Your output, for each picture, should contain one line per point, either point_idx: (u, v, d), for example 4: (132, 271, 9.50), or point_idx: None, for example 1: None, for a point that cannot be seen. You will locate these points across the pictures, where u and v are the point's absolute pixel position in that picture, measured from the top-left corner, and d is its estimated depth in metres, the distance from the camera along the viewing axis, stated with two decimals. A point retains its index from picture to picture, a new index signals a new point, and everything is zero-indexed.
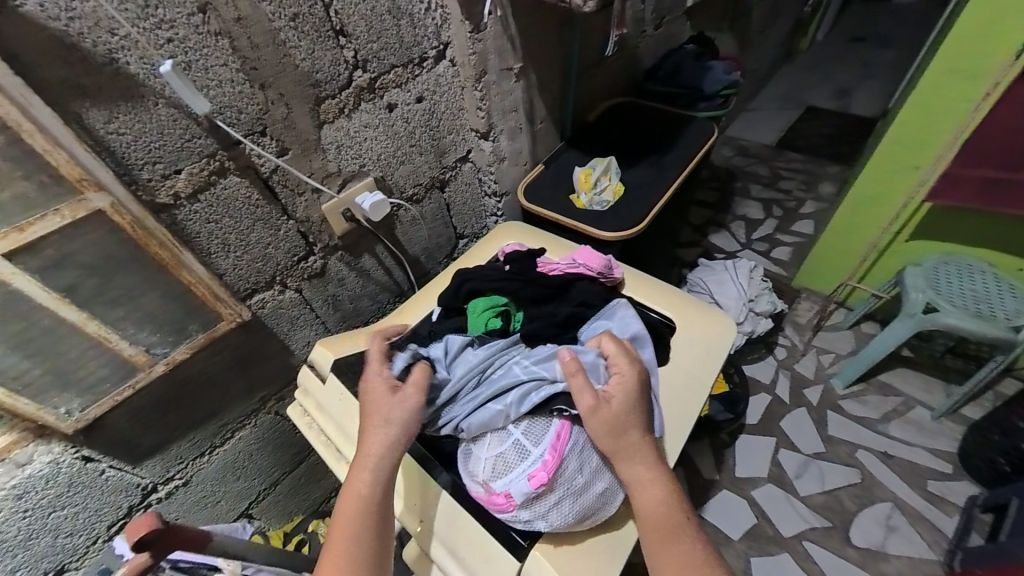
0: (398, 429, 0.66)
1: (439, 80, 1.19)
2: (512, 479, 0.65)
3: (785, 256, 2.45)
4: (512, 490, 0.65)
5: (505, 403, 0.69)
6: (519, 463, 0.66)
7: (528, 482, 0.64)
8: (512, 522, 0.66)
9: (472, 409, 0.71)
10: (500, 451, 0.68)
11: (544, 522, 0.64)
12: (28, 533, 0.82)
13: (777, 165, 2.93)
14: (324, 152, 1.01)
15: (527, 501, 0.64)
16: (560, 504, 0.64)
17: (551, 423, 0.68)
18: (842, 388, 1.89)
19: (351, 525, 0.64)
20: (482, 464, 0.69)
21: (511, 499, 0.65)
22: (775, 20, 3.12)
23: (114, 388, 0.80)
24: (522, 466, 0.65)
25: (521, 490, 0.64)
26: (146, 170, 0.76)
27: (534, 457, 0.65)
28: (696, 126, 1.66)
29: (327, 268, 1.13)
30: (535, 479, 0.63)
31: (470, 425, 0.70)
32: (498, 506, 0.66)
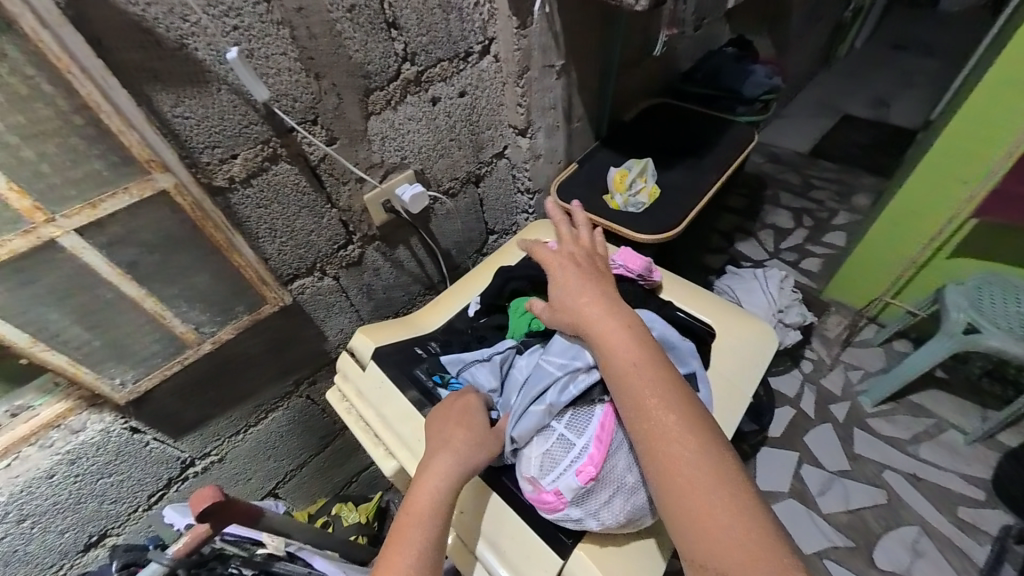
0: (477, 435, 0.69)
1: (482, 75, 1.20)
2: (559, 474, 0.65)
3: (815, 267, 2.39)
4: (560, 485, 0.64)
5: (547, 401, 0.68)
6: (566, 457, 0.65)
7: (576, 477, 0.64)
8: (561, 519, 0.66)
9: (517, 413, 0.70)
10: (545, 448, 0.67)
11: (595, 520, 0.64)
12: (77, 497, 0.86)
13: (810, 174, 2.86)
14: (369, 143, 1.02)
15: (575, 496, 0.64)
16: (610, 502, 0.64)
17: (594, 414, 0.68)
18: (871, 406, 1.84)
19: (421, 523, 0.62)
20: (528, 462, 0.68)
21: (561, 496, 0.64)
22: (814, 24, 3.03)
23: (164, 363, 0.83)
24: (568, 461, 0.65)
25: (570, 485, 0.64)
26: (206, 153, 0.78)
27: (580, 451, 0.65)
28: (734, 131, 1.64)
29: (364, 257, 1.15)
30: (584, 474, 0.63)
31: (517, 433, 0.68)
32: (548, 504, 0.65)
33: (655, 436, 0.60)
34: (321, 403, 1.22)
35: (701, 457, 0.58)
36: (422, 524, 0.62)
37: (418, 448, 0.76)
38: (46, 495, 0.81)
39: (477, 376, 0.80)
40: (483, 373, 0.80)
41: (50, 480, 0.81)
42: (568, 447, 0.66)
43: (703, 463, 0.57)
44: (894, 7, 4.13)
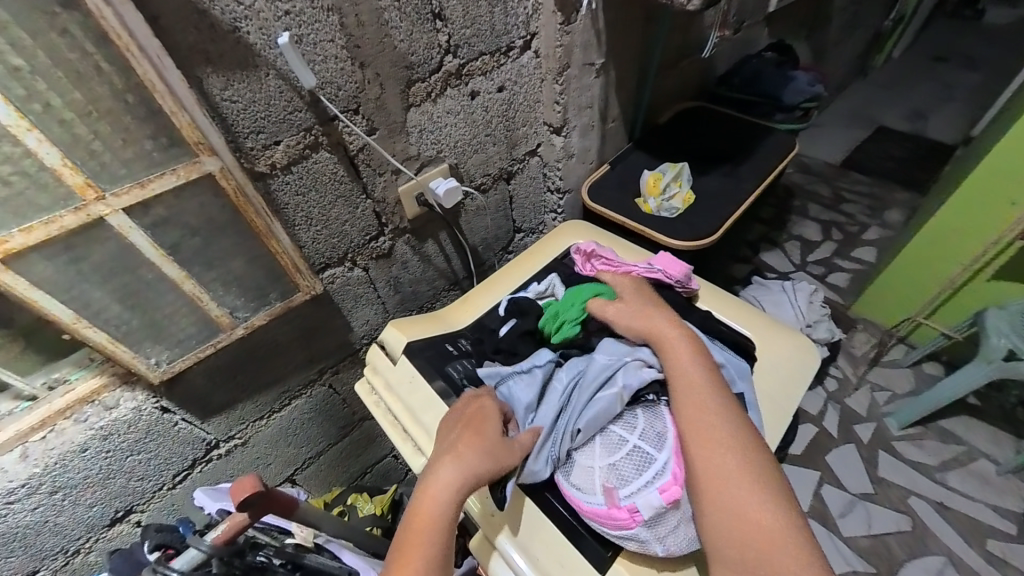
0: (493, 447, 0.66)
1: (521, 70, 1.18)
2: (637, 491, 0.63)
3: (843, 282, 2.32)
4: (638, 502, 0.62)
5: (619, 386, 0.69)
6: (643, 474, 0.64)
7: (659, 495, 0.62)
8: (625, 539, 0.64)
9: (584, 404, 0.69)
10: (616, 458, 0.66)
11: (662, 544, 0.63)
12: (107, 472, 0.87)
13: (841, 186, 2.77)
14: (407, 135, 1.01)
15: (654, 516, 0.62)
16: (681, 527, 0.62)
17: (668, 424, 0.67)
18: (897, 429, 1.77)
19: (429, 535, 0.60)
20: (597, 474, 0.66)
21: (637, 515, 0.62)
22: (854, 31, 2.94)
23: (198, 345, 0.84)
24: (650, 477, 0.63)
25: (651, 504, 0.62)
26: (250, 138, 0.77)
27: (663, 469, 0.63)
28: (772, 139, 1.59)
29: (394, 250, 1.14)
30: (669, 493, 0.61)
31: (585, 425, 0.67)
32: (618, 521, 0.63)
33: (698, 426, 0.64)
34: (343, 393, 1.22)
35: (743, 459, 0.62)
36: (429, 535, 0.60)
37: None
38: (78, 469, 0.82)
39: (515, 391, 0.76)
40: (521, 388, 0.76)
41: (83, 454, 0.82)
42: (648, 465, 0.64)
43: (744, 465, 0.62)
44: (937, 15, 3.98)
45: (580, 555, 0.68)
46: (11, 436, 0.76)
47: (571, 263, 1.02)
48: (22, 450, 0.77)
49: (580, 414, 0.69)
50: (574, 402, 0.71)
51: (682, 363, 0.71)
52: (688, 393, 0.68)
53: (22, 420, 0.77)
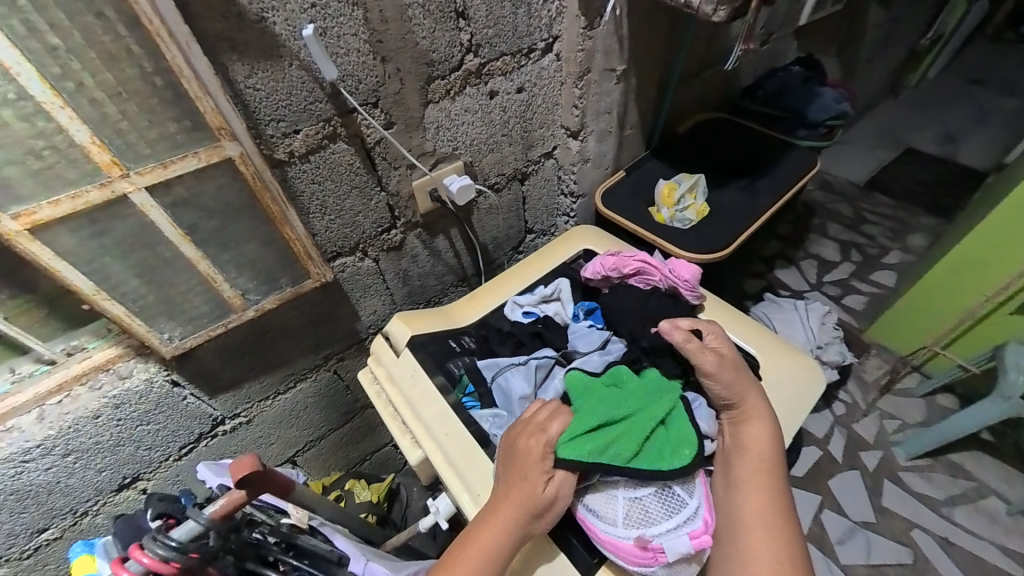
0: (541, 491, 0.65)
1: (542, 72, 1.18)
2: (667, 532, 0.63)
3: (859, 305, 2.27)
4: (665, 545, 0.63)
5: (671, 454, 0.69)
6: (674, 519, 0.64)
7: (686, 540, 0.64)
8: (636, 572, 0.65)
9: None
10: (642, 498, 0.66)
11: None
12: (117, 440, 0.90)
13: (863, 207, 2.71)
14: (424, 131, 1.02)
15: (677, 559, 0.63)
16: (690, 567, 0.65)
17: (693, 475, 0.70)
18: (904, 459, 1.73)
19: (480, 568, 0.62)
20: (622, 510, 0.66)
21: (662, 556, 0.63)
22: (887, 49, 2.87)
23: (210, 324, 0.86)
24: (682, 522, 0.64)
25: (678, 549, 0.63)
26: (271, 126, 0.79)
27: (694, 515, 0.65)
28: (793, 156, 1.57)
29: (405, 243, 1.16)
30: (699, 541, 0.63)
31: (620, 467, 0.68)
32: (641, 559, 0.63)
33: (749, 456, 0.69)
34: (346, 379, 1.25)
35: (787, 552, 0.63)
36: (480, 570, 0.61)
37: (448, 442, 0.76)
38: (90, 435, 0.86)
39: (512, 381, 0.79)
40: (518, 379, 0.79)
41: (96, 421, 0.85)
42: (679, 510, 0.65)
43: (787, 558, 0.62)
44: (978, 36, 3.85)
45: (569, 561, 0.69)
46: (30, 398, 0.80)
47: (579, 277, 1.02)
48: (39, 412, 0.81)
49: None
50: None
51: (759, 441, 0.70)
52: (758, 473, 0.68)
53: (41, 384, 0.82)
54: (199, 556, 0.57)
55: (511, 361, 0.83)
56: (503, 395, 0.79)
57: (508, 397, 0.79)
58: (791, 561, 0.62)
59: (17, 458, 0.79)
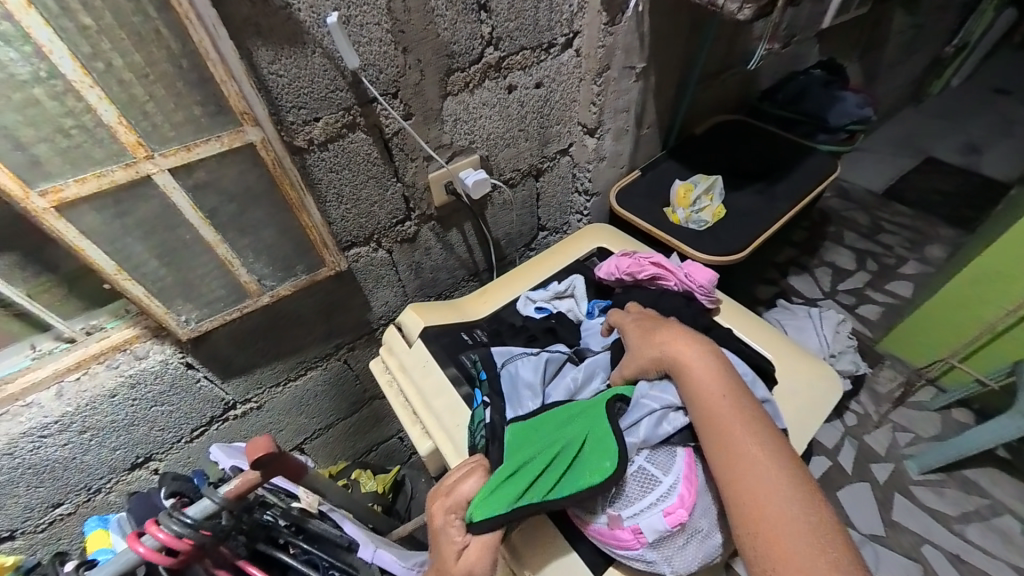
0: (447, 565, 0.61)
1: (561, 68, 1.18)
2: (641, 512, 0.62)
3: (873, 315, 2.23)
4: (642, 524, 0.62)
5: (639, 435, 0.65)
6: (645, 496, 0.63)
7: (663, 518, 0.61)
8: (629, 557, 0.64)
9: None
10: (618, 480, 0.65)
11: (669, 565, 0.63)
12: (131, 419, 0.91)
13: (881, 215, 2.66)
14: (442, 123, 1.02)
15: (658, 539, 0.62)
16: (686, 549, 0.62)
17: (675, 453, 0.65)
18: (916, 473, 1.69)
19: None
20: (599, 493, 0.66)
21: (640, 536, 0.62)
22: (911, 55, 2.81)
23: (225, 308, 0.87)
24: (654, 499, 0.62)
25: (655, 527, 0.61)
26: (292, 113, 0.80)
27: (668, 491, 0.62)
28: (812, 160, 1.54)
29: (419, 235, 1.16)
30: (674, 517, 0.61)
31: None
32: (623, 541, 0.63)
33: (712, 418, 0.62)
34: (356, 369, 1.25)
35: (796, 502, 0.53)
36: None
37: (457, 433, 0.76)
38: (105, 413, 0.87)
39: (520, 370, 0.78)
40: (527, 368, 0.78)
41: (111, 400, 0.87)
42: (651, 488, 0.63)
43: (799, 510, 0.53)
44: (1004, 45, 3.76)
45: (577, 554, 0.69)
46: (49, 374, 0.81)
47: (592, 276, 1.02)
48: (57, 388, 0.83)
49: None
50: None
51: (711, 395, 0.64)
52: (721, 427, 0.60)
53: (60, 360, 0.83)
54: (211, 535, 0.58)
55: (523, 351, 0.82)
56: (511, 383, 0.77)
57: (515, 386, 0.77)
58: (806, 513, 0.52)
59: (35, 433, 0.81)
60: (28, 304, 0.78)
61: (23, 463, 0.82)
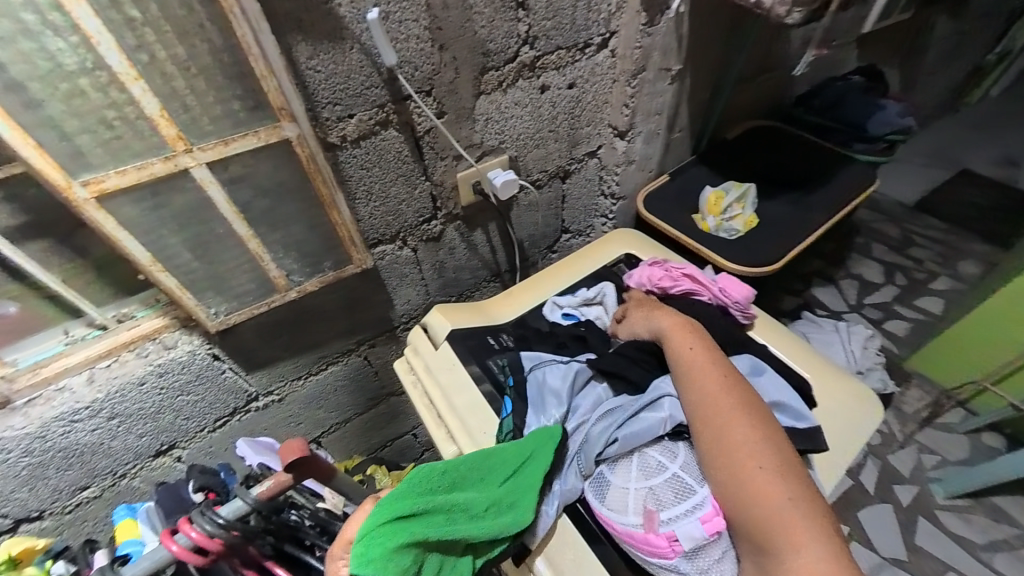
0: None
1: (595, 69, 1.15)
2: (678, 518, 0.59)
3: (901, 331, 2.15)
4: (678, 531, 0.58)
5: (666, 412, 0.67)
6: (681, 501, 0.60)
7: (699, 526, 0.58)
8: (659, 569, 0.60)
9: (625, 419, 0.68)
10: (651, 483, 0.62)
11: None
12: (157, 408, 0.92)
13: (911, 228, 2.57)
14: (473, 122, 1.01)
15: (694, 548, 0.58)
16: (724, 565, 0.58)
17: None
18: (942, 497, 1.63)
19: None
20: (630, 497, 0.63)
21: (675, 544, 0.58)
22: (951, 62, 2.70)
23: (253, 302, 0.87)
24: (691, 506, 0.59)
25: (691, 534, 0.58)
26: (327, 109, 0.79)
27: (707, 496, 0.60)
28: (849, 170, 1.49)
29: (444, 234, 1.15)
30: (712, 524, 0.58)
31: (624, 435, 0.66)
32: (655, 550, 0.58)
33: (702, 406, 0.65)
34: (375, 366, 1.25)
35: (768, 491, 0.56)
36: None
37: (483, 440, 0.74)
38: (133, 401, 0.88)
39: (548, 375, 0.76)
40: (555, 373, 0.76)
41: (139, 388, 0.87)
42: (686, 495, 0.60)
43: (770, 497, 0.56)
44: None
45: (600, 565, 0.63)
46: (81, 359, 0.83)
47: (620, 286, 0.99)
48: (89, 373, 0.85)
49: (618, 426, 0.67)
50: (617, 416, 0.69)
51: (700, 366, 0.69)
52: (710, 393, 0.65)
53: (92, 347, 0.84)
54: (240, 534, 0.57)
55: (552, 357, 0.81)
56: (537, 389, 0.76)
57: (541, 391, 0.75)
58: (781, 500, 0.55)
59: (66, 418, 0.82)
60: (63, 291, 0.79)
61: (53, 447, 0.83)
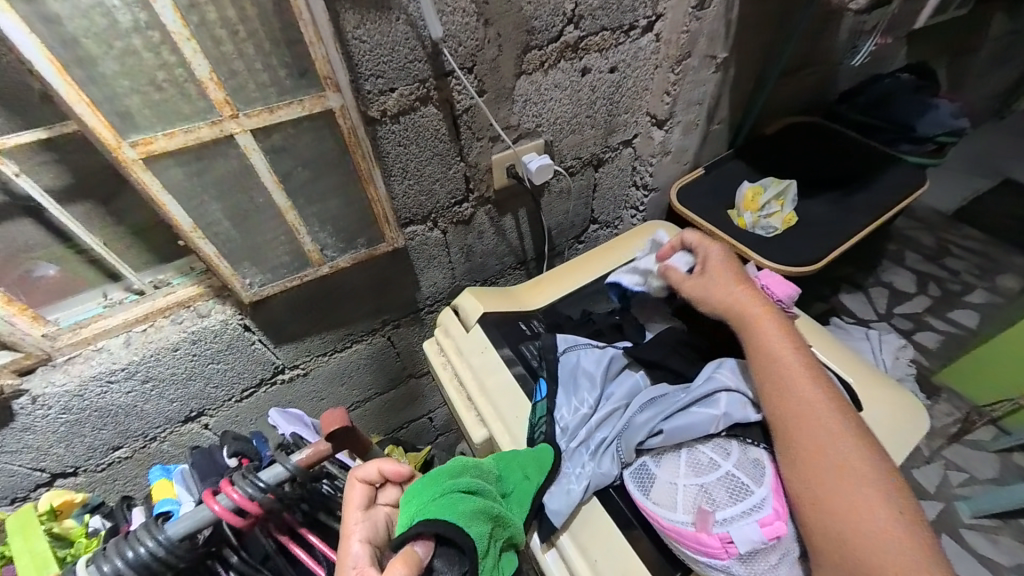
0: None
1: (638, 53, 1.11)
2: (734, 520, 0.56)
3: (931, 344, 2.07)
4: (733, 533, 0.55)
5: (721, 410, 0.62)
6: (737, 503, 0.56)
7: (757, 529, 0.55)
8: (703, 565, 0.57)
9: (671, 412, 0.64)
10: (703, 483, 0.59)
11: None
12: (189, 374, 0.94)
13: (948, 238, 2.47)
14: (512, 103, 0.98)
15: (750, 551, 0.55)
16: (779, 570, 0.55)
17: (764, 457, 0.60)
18: (968, 516, 1.58)
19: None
20: (679, 494, 0.59)
21: (730, 546, 0.55)
22: (1004, 65, 2.56)
23: (287, 275, 0.87)
24: (748, 508, 0.56)
25: (749, 538, 0.55)
26: (370, 83, 0.76)
27: (766, 500, 0.56)
28: (894, 172, 1.42)
29: (474, 218, 1.13)
30: (771, 530, 0.54)
31: (670, 429, 0.62)
32: (707, 549, 0.56)
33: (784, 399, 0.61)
34: (398, 347, 1.25)
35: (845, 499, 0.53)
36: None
37: (516, 427, 0.73)
38: (167, 365, 0.89)
39: (583, 359, 0.76)
40: (590, 357, 0.76)
41: (174, 353, 0.89)
42: (742, 497, 0.57)
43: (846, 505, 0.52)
44: None
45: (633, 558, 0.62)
46: (119, 322, 0.85)
47: None
48: (126, 337, 0.86)
49: (665, 417, 0.64)
50: (662, 407, 0.65)
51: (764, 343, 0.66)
52: (779, 380, 0.61)
53: (129, 311, 0.85)
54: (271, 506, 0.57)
55: (587, 342, 0.80)
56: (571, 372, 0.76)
57: (574, 373, 0.75)
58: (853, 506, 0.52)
59: (104, 378, 0.84)
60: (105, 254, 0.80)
61: (91, 405, 0.85)
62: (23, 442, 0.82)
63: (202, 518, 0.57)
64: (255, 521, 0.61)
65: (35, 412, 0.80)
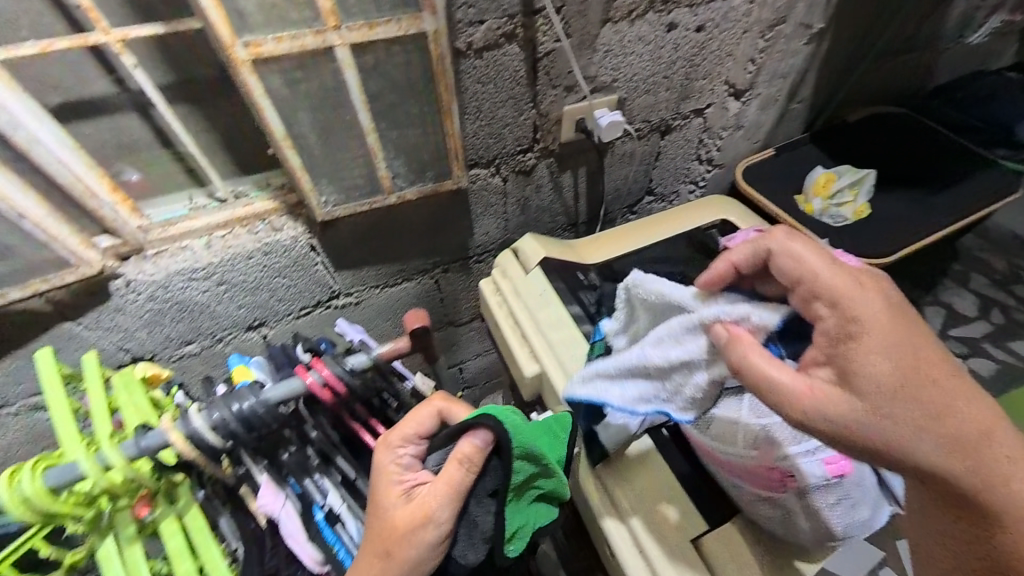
0: (414, 506, 0.59)
1: (729, 13, 1.06)
2: (801, 457, 0.61)
3: (985, 371, 1.95)
4: (798, 469, 0.61)
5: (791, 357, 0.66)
6: (802, 444, 0.62)
7: (820, 467, 0.62)
8: (752, 502, 0.65)
9: None
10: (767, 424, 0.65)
11: (812, 517, 0.62)
12: (257, 285, 1.00)
13: (1021, 264, 2.29)
14: (593, 52, 0.96)
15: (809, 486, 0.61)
16: (835, 509, 0.62)
17: None
18: None
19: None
20: (742, 433, 0.64)
21: (792, 478, 0.61)
22: None
23: (359, 199, 0.90)
24: (813, 449, 0.61)
25: (813, 472, 0.61)
26: (461, 13, 0.78)
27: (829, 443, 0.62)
28: (988, 175, 1.31)
29: (535, 170, 1.12)
30: (833, 467, 0.61)
31: None
32: (768, 480, 0.63)
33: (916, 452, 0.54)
34: (443, 291, 1.28)
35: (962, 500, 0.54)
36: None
37: (570, 366, 0.76)
38: (240, 272, 0.96)
39: None
40: None
41: (247, 261, 0.94)
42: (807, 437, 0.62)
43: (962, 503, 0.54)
44: None
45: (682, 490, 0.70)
46: (203, 226, 0.90)
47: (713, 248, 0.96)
48: (207, 239, 0.92)
49: None
50: None
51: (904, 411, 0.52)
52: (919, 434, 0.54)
53: (212, 216, 0.91)
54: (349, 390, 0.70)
55: None
56: None
57: None
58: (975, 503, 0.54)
59: (185, 274, 0.90)
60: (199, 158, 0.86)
61: (172, 299, 0.93)
62: (115, 322, 0.90)
63: (293, 388, 0.67)
64: (335, 399, 0.71)
65: (126, 296, 0.88)
